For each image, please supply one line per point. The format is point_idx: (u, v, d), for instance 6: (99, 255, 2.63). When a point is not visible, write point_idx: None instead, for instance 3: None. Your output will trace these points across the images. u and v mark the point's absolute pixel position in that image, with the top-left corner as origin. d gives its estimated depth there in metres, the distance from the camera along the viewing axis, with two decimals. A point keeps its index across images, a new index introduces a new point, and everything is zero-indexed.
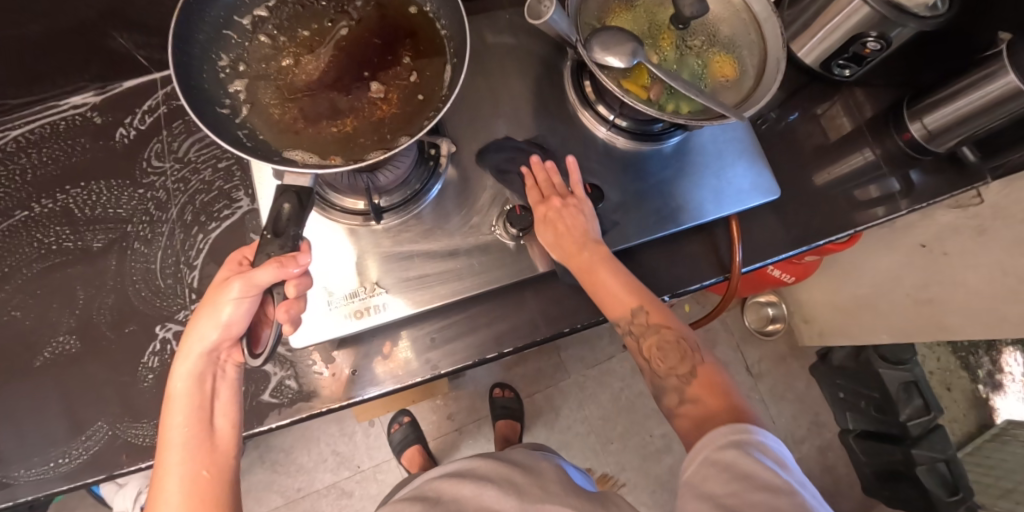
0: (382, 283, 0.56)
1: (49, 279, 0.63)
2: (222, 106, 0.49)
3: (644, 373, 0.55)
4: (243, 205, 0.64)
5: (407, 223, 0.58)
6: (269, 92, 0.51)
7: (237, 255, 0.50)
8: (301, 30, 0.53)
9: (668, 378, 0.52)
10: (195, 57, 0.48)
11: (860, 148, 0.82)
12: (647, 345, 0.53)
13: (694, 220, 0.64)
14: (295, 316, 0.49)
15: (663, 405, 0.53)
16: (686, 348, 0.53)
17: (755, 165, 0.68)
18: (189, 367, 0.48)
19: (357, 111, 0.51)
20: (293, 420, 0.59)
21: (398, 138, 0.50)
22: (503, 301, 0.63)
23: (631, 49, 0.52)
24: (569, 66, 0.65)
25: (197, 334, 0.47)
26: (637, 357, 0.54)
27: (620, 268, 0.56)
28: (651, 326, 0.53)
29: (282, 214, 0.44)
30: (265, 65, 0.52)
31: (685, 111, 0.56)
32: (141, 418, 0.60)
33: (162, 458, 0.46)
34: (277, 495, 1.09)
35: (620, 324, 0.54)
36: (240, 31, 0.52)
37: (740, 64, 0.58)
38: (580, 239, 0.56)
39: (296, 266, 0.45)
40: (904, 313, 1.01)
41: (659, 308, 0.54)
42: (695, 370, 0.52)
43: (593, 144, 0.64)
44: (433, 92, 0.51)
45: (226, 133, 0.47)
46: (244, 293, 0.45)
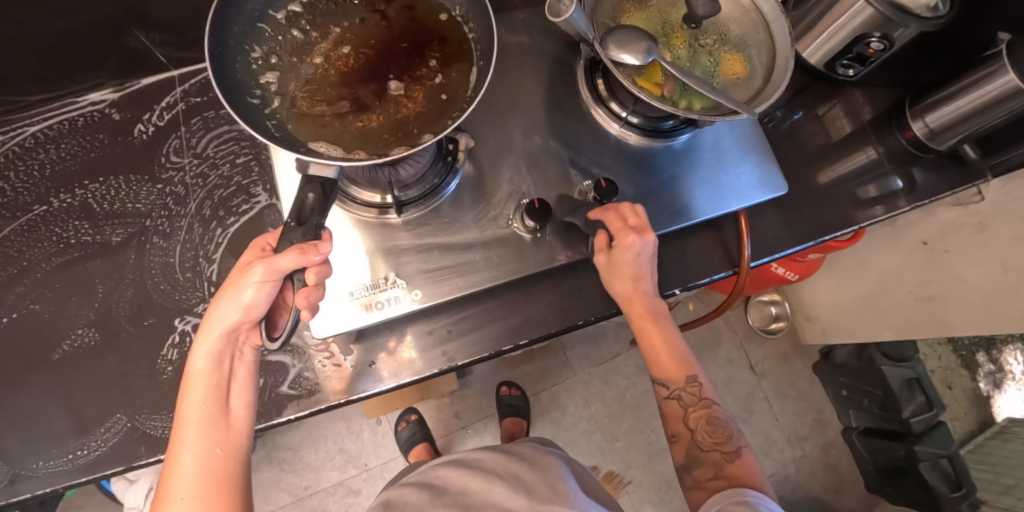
0: (400, 275, 0.57)
1: (68, 273, 0.64)
2: (252, 97, 0.50)
3: (679, 441, 0.59)
4: (261, 200, 0.65)
5: (426, 217, 0.59)
6: (298, 85, 0.52)
7: (260, 241, 0.51)
8: (334, 26, 0.54)
9: (710, 451, 0.57)
10: (229, 48, 0.50)
11: (864, 147, 0.83)
12: (694, 416, 0.58)
13: (703, 215, 0.65)
14: (315, 304, 0.49)
15: (690, 475, 0.57)
16: (729, 428, 0.58)
17: (764, 162, 0.69)
18: (209, 347, 0.49)
19: (383, 108, 0.52)
20: (311, 411, 0.60)
21: (421, 135, 0.51)
22: (518, 294, 0.64)
23: (646, 46, 0.54)
24: (581, 64, 0.66)
25: (219, 314, 0.48)
26: (677, 423, 0.59)
27: (675, 332, 0.60)
28: (700, 399, 0.59)
29: (306, 203, 0.45)
30: (296, 58, 0.53)
31: (697, 107, 0.57)
32: (160, 409, 0.60)
33: (179, 434, 0.47)
34: (284, 493, 1.09)
35: (668, 388, 0.59)
36: (274, 25, 0.53)
37: (750, 62, 0.60)
38: (649, 294, 0.59)
39: (317, 254, 0.46)
40: (906, 310, 1.03)
41: (706, 379, 0.59)
42: (736, 450, 0.57)
43: (605, 141, 0.65)
44: (458, 93, 0.52)
45: (255, 122, 0.48)
46: (266, 276, 0.46)
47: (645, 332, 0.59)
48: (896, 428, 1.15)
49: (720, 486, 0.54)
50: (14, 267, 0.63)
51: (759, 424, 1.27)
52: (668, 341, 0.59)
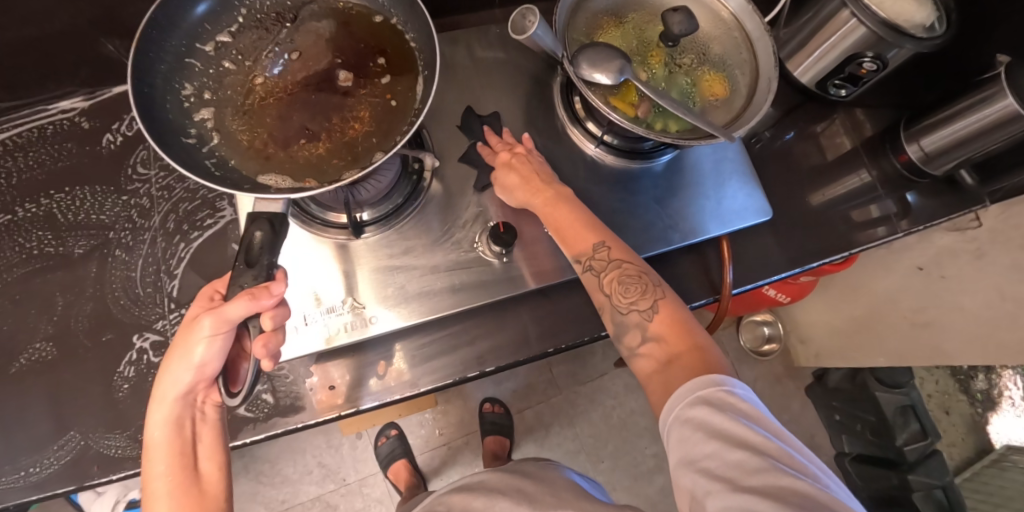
0: (359, 300, 0.55)
1: (30, 284, 0.62)
2: (188, 137, 0.48)
3: (603, 311, 0.53)
4: (226, 215, 0.64)
5: (388, 240, 0.57)
6: (237, 118, 0.51)
7: (209, 289, 0.49)
8: (266, 53, 0.53)
9: (630, 312, 0.50)
10: (157, 88, 0.48)
11: (856, 170, 0.81)
12: (608, 280, 0.52)
13: (686, 239, 0.63)
14: (274, 351, 0.48)
15: (624, 345, 0.51)
16: (644, 283, 0.51)
17: (748, 186, 0.67)
18: (165, 413, 0.47)
19: (329, 129, 0.51)
20: (269, 434, 0.58)
21: (371, 154, 0.50)
22: (486, 318, 0.62)
23: (618, 66, 0.52)
24: (559, 82, 0.64)
25: (171, 377, 0.46)
26: (595, 294, 0.53)
27: (585, 210, 0.55)
28: (612, 262, 0.52)
29: (254, 241, 0.45)
30: (229, 91, 0.52)
31: (673, 129, 0.55)
32: (115, 429, 0.59)
33: (150, 509, 0.45)
34: (260, 507, 1.06)
35: (582, 261, 0.53)
36: (203, 59, 0.52)
37: (730, 82, 0.58)
38: (541, 177, 0.56)
39: (269, 297, 0.45)
40: (902, 336, 0.99)
41: (618, 243, 0.53)
42: (656, 301, 0.50)
43: (581, 161, 0.63)
44: (404, 103, 0.52)
45: (192, 164, 0.47)
46: (216, 329, 0.44)
47: (550, 214, 0.55)
48: (890, 456, 1.11)
49: (653, 352, 0.48)
50: None
51: None
52: (575, 215, 0.54)
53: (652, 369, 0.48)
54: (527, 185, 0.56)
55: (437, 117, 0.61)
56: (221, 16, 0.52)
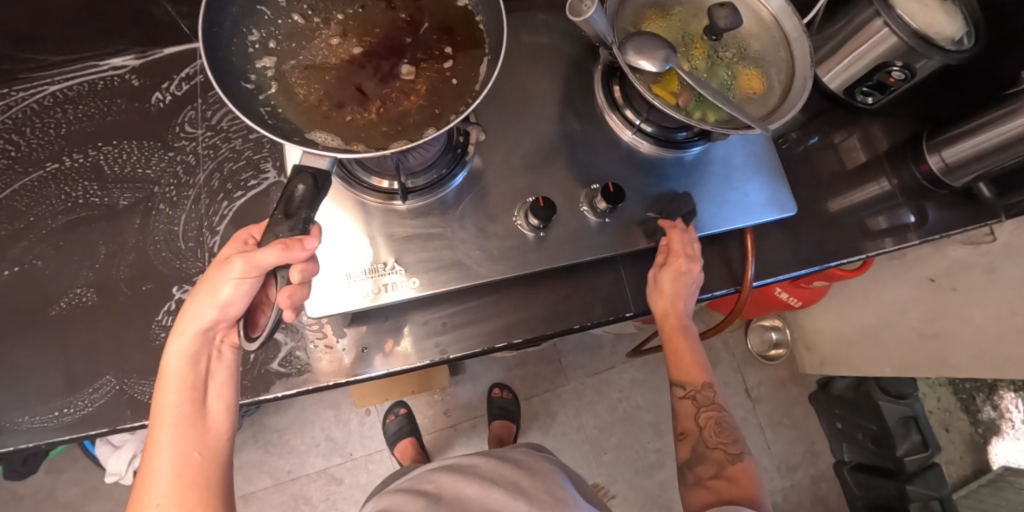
0: (401, 263, 0.57)
1: (72, 232, 0.64)
2: (248, 82, 0.51)
3: (685, 437, 0.63)
4: (269, 177, 0.66)
5: (430, 207, 0.60)
6: (297, 72, 0.53)
7: (243, 235, 0.51)
8: (336, 13, 0.56)
9: (714, 449, 0.61)
10: (224, 29, 0.50)
11: (877, 178, 0.83)
12: (705, 417, 0.62)
13: (712, 228, 0.65)
14: (298, 304, 0.49)
15: (691, 472, 0.61)
16: (736, 434, 0.61)
17: (774, 182, 0.69)
18: (183, 346, 0.48)
19: (386, 98, 0.53)
20: (299, 390, 0.59)
21: (421, 129, 0.52)
22: (514, 293, 0.64)
23: (664, 54, 0.54)
24: (599, 70, 0.66)
25: (194, 312, 0.47)
26: (688, 420, 0.63)
27: (697, 345, 0.63)
28: (713, 402, 0.62)
29: (297, 194, 0.46)
30: (295, 44, 0.54)
31: (710, 119, 0.57)
32: (149, 376, 0.61)
33: (154, 438, 0.45)
34: (267, 475, 1.09)
35: (685, 388, 0.63)
36: (273, 8, 0.54)
37: (765, 79, 0.60)
38: (681, 308, 0.63)
39: (301, 250, 0.46)
40: (910, 347, 1.01)
41: (719, 385, 0.63)
42: (740, 453, 0.60)
43: (616, 146, 0.65)
44: (462, 87, 0.53)
45: (249, 108, 0.49)
46: (245, 272, 0.46)
47: (671, 341, 0.63)
48: (888, 465, 1.13)
49: (720, 486, 0.58)
50: (21, 222, 0.65)
51: (751, 449, 1.22)
52: (691, 349, 0.63)
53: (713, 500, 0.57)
54: (667, 308, 0.63)
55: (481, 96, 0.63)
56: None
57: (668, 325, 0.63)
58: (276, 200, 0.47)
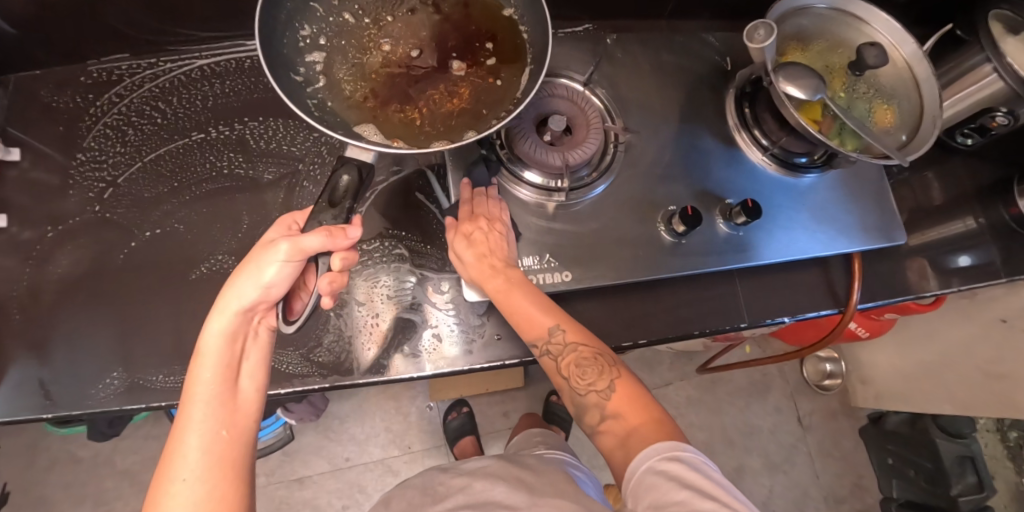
0: (555, 256, 0.58)
1: (215, 199, 0.68)
2: (297, 75, 0.52)
3: (562, 395, 0.50)
4: (411, 165, 0.68)
5: (578, 206, 0.60)
6: (345, 68, 0.54)
7: (286, 219, 0.49)
8: (386, 15, 0.57)
9: (589, 394, 0.47)
10: (281, 23, 0.52)
11: (964, 216, 0.85)
12: (567, 365, 0.49)
13: (829, 247, 0.66)
14: (336, 292, 0.49)
15: (586, 425, 0.48)
16: (603, 360, 0.48)
17: (885, 211, 0.69)
18: (222, 323, 0.43)
19: (426, 99, 0.54)
20: (437, 371, 0.61)
21: (463, 130, 0.52)
22: (641, 297, 0.64)
23: (814, 84, 0.57)
24: (731, 93, 0.69)
25: (236, 288, 0.43)
26: (556, 376, 0.50)
27: (542, 296, 0.52)
28: (569, 345, 0.49)
29: (341, 184, 0.47)
30: (344, 42, 0.55)
31: (849, 147, 0.60)
32: (285, 345, 0.61)
33: (181, 415, 0.39)
34: (324, 460, 1.10)
35: (538, 345, 0.50)
36: (325, 5, 0.55)
37: (899, 114, 0.62)
38: (501, 261, 0.53)
39: (345, 238, 0.46)
40: (971, 384, 1.01)
41: (575, 325, 0.50)
42: (613, 382, 0.47)
43: (743, 163, 0.67)
44: (505, 93, 0.54)
45: (297, 100, 0.50)
46: (291, 255, 0.44)
47: (506, 303, 0.51)
48: (939, 504, 1.13)
49: (613, 428, 0.45)
50: (167, 186, 0.69)
51: (799, 477, 1.23)
52: (534, 299, 0.51)
53: (611, 447, 0.45)
54: (484, 271, 0.53)
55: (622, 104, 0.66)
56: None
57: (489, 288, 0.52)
58: (321, 189, 0.48)
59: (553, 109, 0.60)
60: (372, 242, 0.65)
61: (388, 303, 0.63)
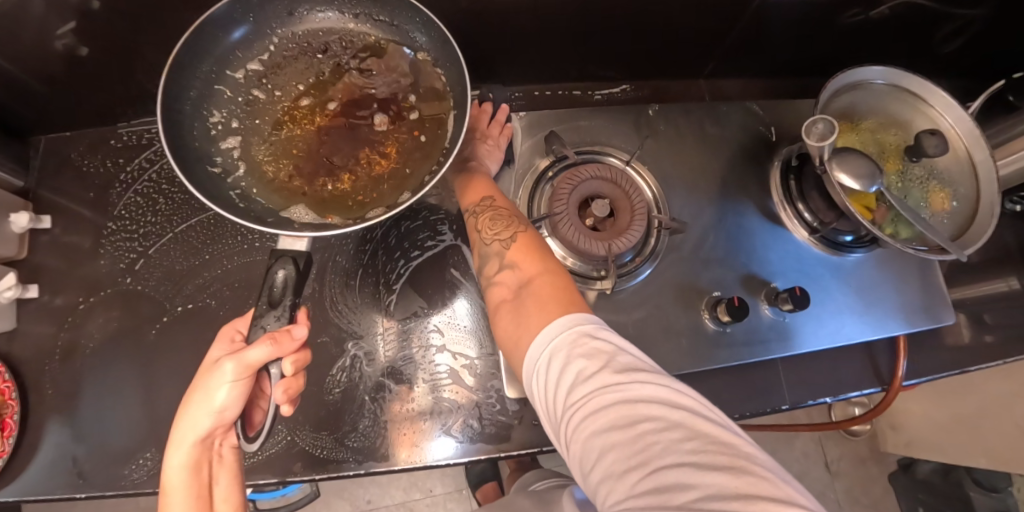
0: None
1: (248, 271, 0.68)
2: (213, 165, 0.49)
3: (474, 250, 0.54)
4: (446, 240, 0.67)
5: (622, 294, 0.59)
6: (263, 149, 0.52)
7: (229, 330, 0.49)
8: (297, 84, 0.55)
9: (492, 243, 0.51)
10: (187, 115, 0.49)
11: (1007, 276, 0.82)
12: (482, 221, 0.53)
13: (876, 329, 0.64)
14: (294, 395, 0.48)
15: (486, 277, 0.52)
16: (515, 221, 0.52)
17: (931, 288, 0.67)
18: (183, 457, 0.45)
19: (352, 167, 0.52)
20: (475, 459, 0.59)
21: (395, 191, 0.50)
22: (685, 382, 0.62)
23: (869, 174, 0.54)
24: (778, 166, 0.67)
25: (189, 421, 0.44)
26: (472, 233, 0.54)
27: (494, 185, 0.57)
28: (492, 207, 0.54)
29: (279, 280, 0.44)
30: (257, 121, 0.53)
31: (901, 236, 0.58)
32: (322, 429, 0.61)
33: None
34: (346, 502, 1.10)
35: (469, 209, 0.55)
36: (232, 86, 0.52)
37: (957, 200, 0.58)
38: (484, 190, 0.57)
39: (290, 340, 0.44)
40: (1009, 443, 0.97)
41: (505, 199, 0.55)
42: (515, 235, 0.51)
43: (788, 242, 0.65)
44: (431, 145, 0.52)
45: (217, 194, 0.48)
46: (238, 375, 0.43)
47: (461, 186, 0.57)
48: None
49: (508, 280, 0.49)
50: (197, 259, 0.68)
51: None
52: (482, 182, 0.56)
53: (504, 296, 0.48)
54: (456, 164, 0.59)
55: (663, 182, 0.64)
56: (253, 45, 0.53)
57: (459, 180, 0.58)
58: (260, 289, 0.45)
59: (596, 191, 0.59)
60: (408, 322, 0.64)
61: (421, 387, 0.62)
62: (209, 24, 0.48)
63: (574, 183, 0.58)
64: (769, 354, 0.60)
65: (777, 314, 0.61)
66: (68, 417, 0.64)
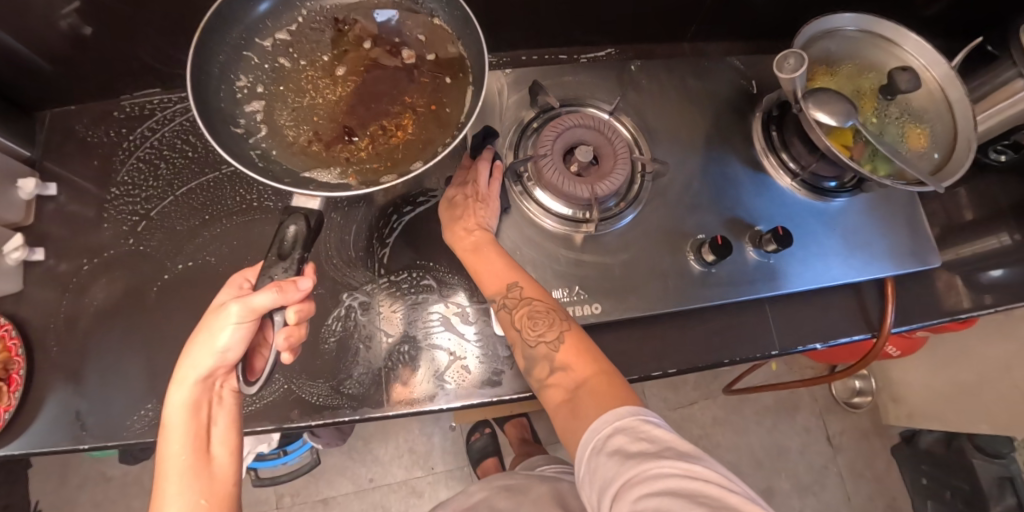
0: (585, 288, 0.59)
1: (248, 231, 0.70)
2: (237, 127, 0.50)
3: (514, 346, 0.52)
4: (437, 195, 0.68)
5: (607, 237, 0.60)
6: (286, 114, 0.53)
7: (238, 277, 0.51)
8: (321, 53, 0.55)
9: (537, 345, 0.50)
10: (213, 77, 0.50)
11: (994, 235, 0.80)
12: (518, 316, 0.51)
13: (860, 272, 0.64)
14: (295, 346, 0.50)
15: (534, 379, 0.50)
16: (552, 313, 0.51)
17: (916, 234, 0.67)
18: (185, 395, 0.47)
19: (372, 136, 0.53)
20: (472, 402, 0.61)
21: (410, 162, 0.51)
22: (674, 326, 0.64)
23: (845, 110, 0.55)
24: (758, 116, 0.68)
25: (192, 360, 0.46)
26: (508, 329, 0.53)
27: (513, 262, 0.55)
28: (524, 299, 0.52)
29: (287, 236, 0.45)
30: (282, 87, 0.54)
31: (881, 174, 0.59)
32: (318, 377, 0.62)
33: (161, 487, 0.44)
34: (348, 481, 1.10)
35: (496, 300, 0.53)
36: (260, 52, 0.53)
37: (933, 137, 0.60)
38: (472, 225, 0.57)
39: (296, 291, 0.45)
40: (1009, 405, 0.96)
41: (531, 282, 0.53)
42: (561, 332, 0.49)
43: (772, 188, 0.66)
44: (448, 120, 0.53)
45: (240, 154, 0.49)
46: (243, 318, 0.44)
47: (478, 264, 0.55)
48: None
49: (562, 380, 0.47)
50: (198, 219, 0.71)
51: (829, 498, 1.21)
52: (501, 258, 0.55)
53: (559, 399, 0.46)
54: (463, 238, 0.57)
55: (647, 133, 0.66)
56: (281, 15, 0.54)
57: (467, 245, 0.56)
58: (270, 243, 0.46)
59: (580, 138, 0.60)
60: (402, 275, 0.66)
61: (419, 337, 0.63)
62: None
63: (559, 130, 0.60)
64: (753, 295, 0.61)
65: (762, 256, 0.62)
66: (72, 373, 0.66)
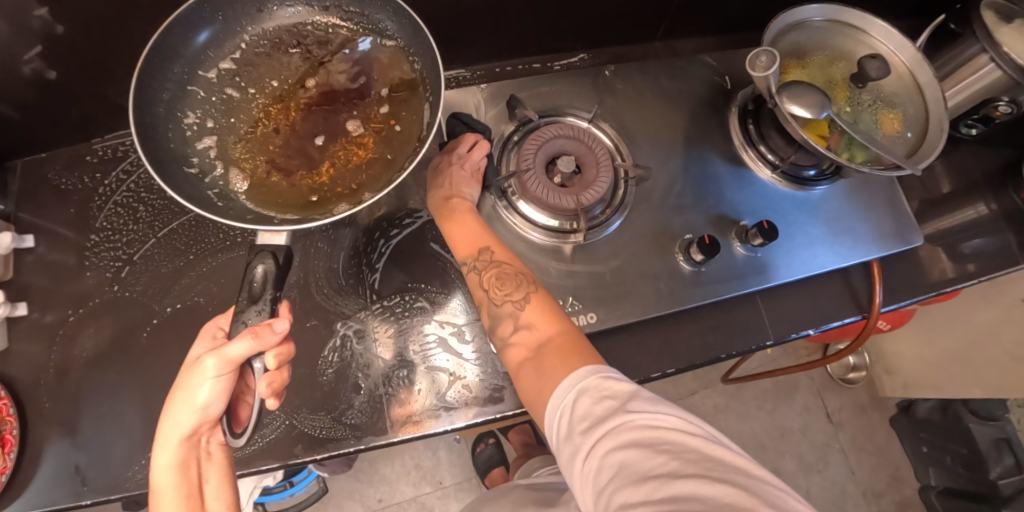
0: (579, 298, 0.59)
1: (235, 267, 0.70)
2: (190, 166, 0.49)
3: (481, 307, 0.52)
4: (423, 216, 0.68)
5: (595, 244, 0.61)
6: (239, 146, 0.52)
7: (210, 327, 0.49)
8: (271, 80, 0.55)
9: (503, 303, 0.50)
10: (160, 117, 0.49)
11: (974, 203, 0.82)
12: (487, 278, 0.51)
13: (846, 257, 0.66)
14: (279, 390, 0.47)
15: (499, 337, 0.50)
16: (521, 279, 0.51)
17: (894, 215, 0.69)
18: (170, 457, 0.44)
19: (329, 160, 0.51)
20: (478, 421, 0.61)
21: (373, 182, 0.50)
22: (670, 326, 0.64)
23: (819, 102, 0.56)
24: (734, 112, 0.69)
25: (173, 420, 0.44)
26: (476, 291, 0.52)
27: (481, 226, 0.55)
28: (495, 262, 0.52)
29: (257, 275, 0.43)
30: (233, 119, 0.53)
31: (858, 160, 0.60)
32: (320, 410, 0.61)
33: None
34: (358, 504, 1.09)
35: (468, 265, 0.53)
36: (206, 86, 0.52)
37: (906, 120, 0.62)
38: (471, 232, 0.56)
39: (273, 335, 0.43)
40: (999, 370, 0.98)
41: (503, 248, 0.54)
42: (527, 294, 0.49)
43: (754, 182, 0.67)
44: (408, 135, 0.52)
45: (195, 195, 0.47)
46: (221, 370, 0.42)
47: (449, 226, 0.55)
48: (980, 490, 1.14)
49: (524, 338, 0.47)
50: (183, 259, 0.70)
51: (834, 474, 1.22)
52: (472, 225, 0.55)
53: (523, 358, 0.46)
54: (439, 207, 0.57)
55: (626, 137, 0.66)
56: (225, 43, 0.53)
57: (435, 210, 0.56)
58: (239, 287, 0.44)
59: (561, 149, 0.61)
60: (394, 298, 0.65)
61: (417, 360, 0.63)
62: (177, 24, 0.48)
63: (540, 142, 0.60)
64: (744, 289, 0.62)
65: (749, 250, 0.63)
66: (67, 428, 0.64)
